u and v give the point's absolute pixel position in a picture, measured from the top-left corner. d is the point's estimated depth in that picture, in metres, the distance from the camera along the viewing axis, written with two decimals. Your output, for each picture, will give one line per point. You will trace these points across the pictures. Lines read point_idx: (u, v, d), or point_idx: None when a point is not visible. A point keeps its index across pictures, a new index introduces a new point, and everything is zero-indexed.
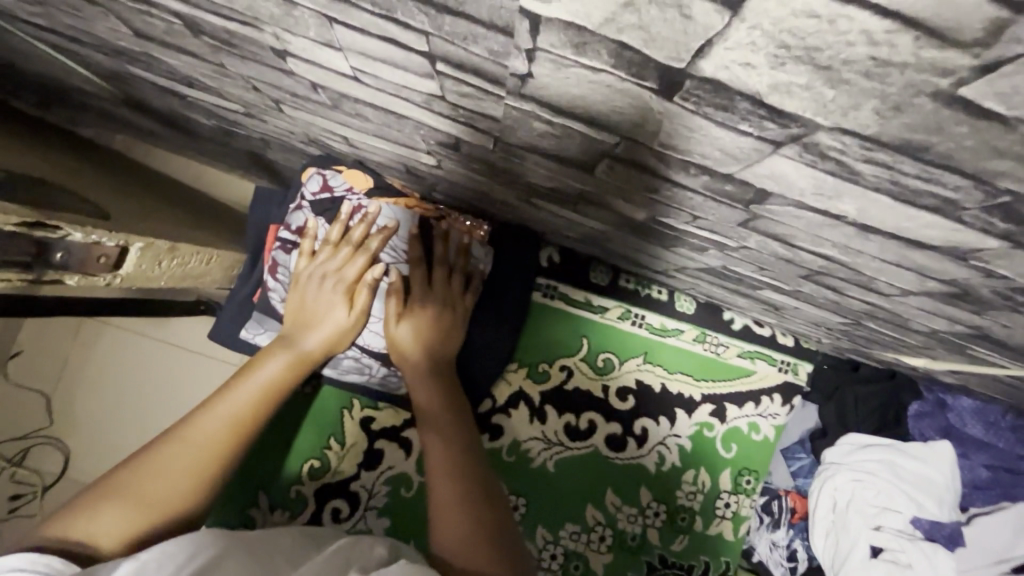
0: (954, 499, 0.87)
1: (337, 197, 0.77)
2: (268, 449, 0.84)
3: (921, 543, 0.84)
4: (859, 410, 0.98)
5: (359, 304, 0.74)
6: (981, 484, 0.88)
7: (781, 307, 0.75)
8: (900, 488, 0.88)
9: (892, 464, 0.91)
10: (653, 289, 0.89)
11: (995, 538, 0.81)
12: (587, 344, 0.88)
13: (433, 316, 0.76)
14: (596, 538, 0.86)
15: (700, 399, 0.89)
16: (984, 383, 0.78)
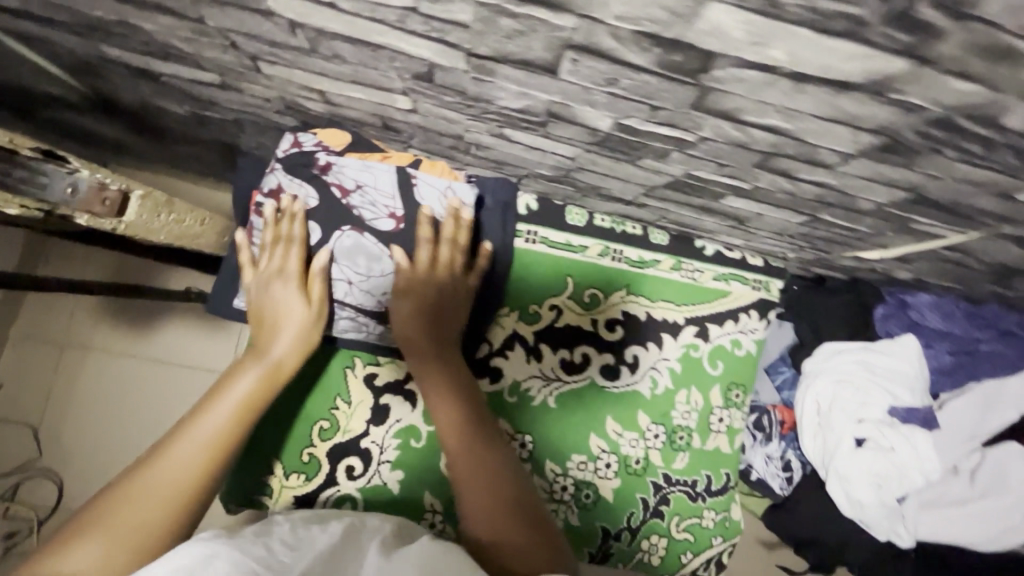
0: (924, 386, 0.94)
1: (308, 152, 0.80)
2: (273, 418, 0.85)
3: (903, 429, 0.91)
4: (830, 322, 1.04)
5: (315, 295, 0.77)
6: (946, 369, 0.96)
7: (745, 217, 0.82)
8: (877, 382, 0.94)
9: (867, 362, 0.97)
10: (628, 225, 0.93)
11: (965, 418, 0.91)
12: (572, 282, 0.91)
13: (417, 296, 0.79)
14: (602, 465, 0.90)
15: (684, 323, 0.94)
16: (935, 270, 0.85)
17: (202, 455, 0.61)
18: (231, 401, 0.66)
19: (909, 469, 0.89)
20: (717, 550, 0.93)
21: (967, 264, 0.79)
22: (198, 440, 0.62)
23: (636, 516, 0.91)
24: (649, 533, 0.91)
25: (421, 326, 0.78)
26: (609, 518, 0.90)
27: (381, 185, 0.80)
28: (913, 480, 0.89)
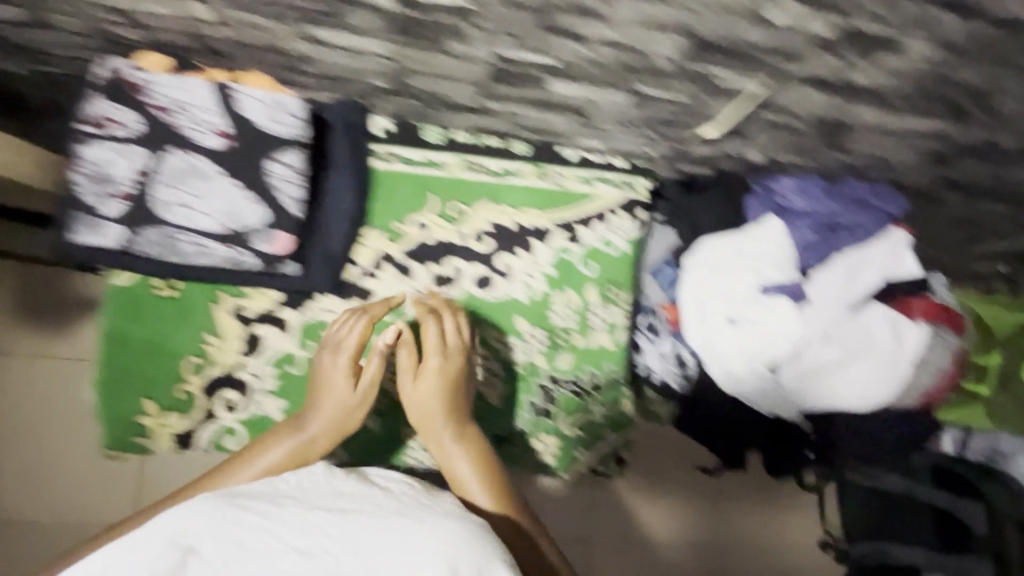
0: (790, 262, 0.98)
1: (118, 76, 0.72)
2: (141, 359, 0.84)
3: (770, 302, 0.95)
4: (710, 220, 1.06)
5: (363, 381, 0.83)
6: (809, 244, 0.98)
7: (582, 108, 0.84)
8: (745, 264, 0.98)
9: (736, 247, 1.00)
10: (486, 138, 0.94)
11: (835, 284, 0.98)
12: (437, 198, 0.93)
13: (437, 365, 0.85)
14: (485, 371, 0.94)
15: (552, 228, 0.96)
16: (776, 143, 0.88)
17: None
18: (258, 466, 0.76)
19: (780, 342, 0.94)
20: (607, 443, 0.97)
21: (792, 127, 0.82)
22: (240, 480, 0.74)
23: (525, 418, 0.94)
24: (539, 433, 0.95)
25: (438, 398, 0.84)
26: (498, 423, 0.93)
27: (201, 101, 0.73)
28: (779, 347, 0.94)
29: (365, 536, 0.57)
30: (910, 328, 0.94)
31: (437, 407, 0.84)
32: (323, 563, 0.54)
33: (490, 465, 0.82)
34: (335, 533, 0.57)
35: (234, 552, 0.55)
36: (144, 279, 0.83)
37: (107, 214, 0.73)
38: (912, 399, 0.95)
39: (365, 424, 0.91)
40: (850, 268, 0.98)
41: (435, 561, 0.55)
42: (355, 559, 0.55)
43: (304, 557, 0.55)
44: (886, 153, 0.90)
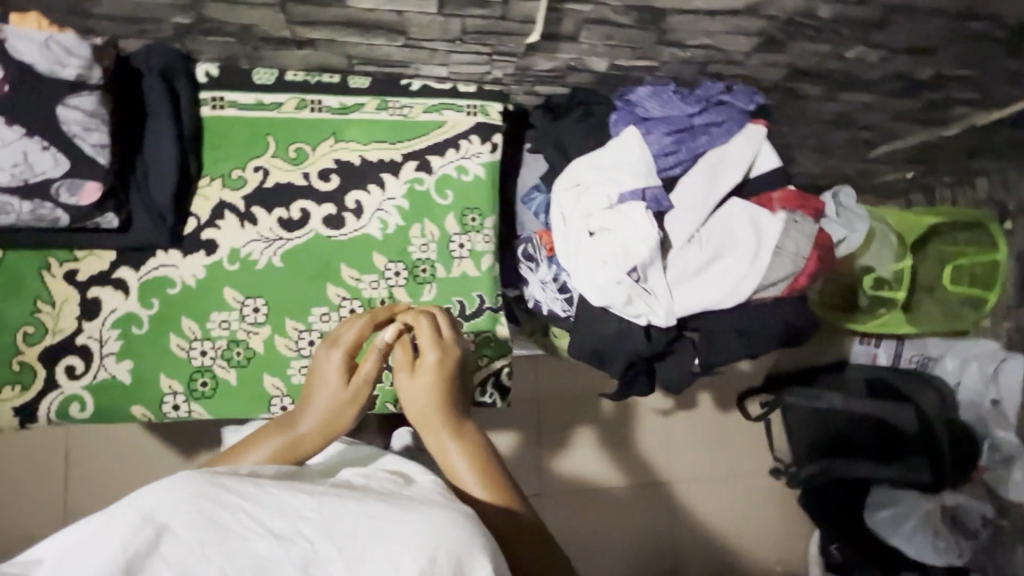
0: (650, 168, 0.97)
1: None
2: None
3: (628, 209, 0.93)
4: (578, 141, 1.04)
5: (356, 380, 0.78)
6: (667, 150, 0.98)
7: (400, 25, 0.83)
8: (604, 176, 0.97)
9: (596, 161, 0.99)
10: (323, 75, 0.92)
11: (697, 186, 0.97)
12: (274, 140, 0.90)
13: (436, 357, 0.79)
14: (345, 313, 0.90)
15: (402, 159, 0.93)
16: (606, 42, 0.87)
17: None
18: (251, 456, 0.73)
19: (636, 246, 0.91)
20: (483, 373, 0.96)
21: (610, 20, 0.82)
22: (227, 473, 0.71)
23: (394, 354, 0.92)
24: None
25: (433, 391, 0.77)
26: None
27: None
28: (638, 251, 0.91)
29: (337, 518, 0.50)
30: (767, 217, 0.93)
31: (436, 403, 0.76)
32: (298, 550, 0.47)
33: (488, 464, 0.72)
34: (314, 517, 0.49)
35: (213, 535, 0.46)
36: None
37: None
38: (775, 288, 0.93)
39: (219, 379, 0.86)
40: (710, 169, 0.97)
41: (409, 560, 0.47)
42: (331, 547, 0.47)
43: (280, 542, 0.47)
44: (719, 44, 0.89)
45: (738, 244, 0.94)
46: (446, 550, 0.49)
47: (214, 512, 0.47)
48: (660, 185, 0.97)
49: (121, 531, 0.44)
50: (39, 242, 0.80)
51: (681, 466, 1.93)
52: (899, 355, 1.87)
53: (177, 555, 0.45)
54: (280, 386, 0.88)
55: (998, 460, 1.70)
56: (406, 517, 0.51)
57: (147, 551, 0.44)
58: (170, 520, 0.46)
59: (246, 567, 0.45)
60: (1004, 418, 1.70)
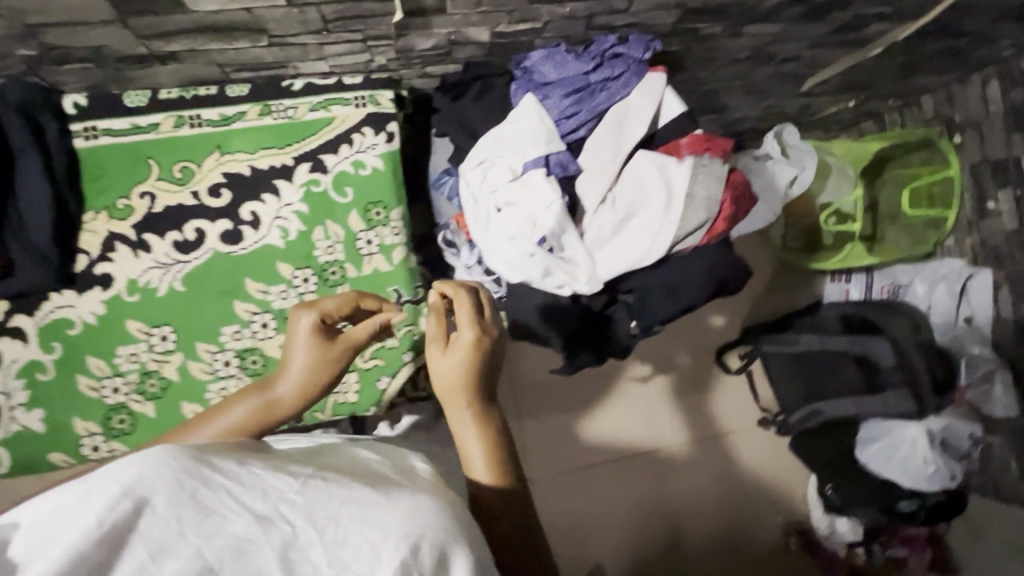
0: (550, 132, 0.93)
1: None
2: None
3: (526, 178, 0.91)
4: (481, 117, 1.01)
5: (340, 348, 0.75)
6: (567, 112, 0.95)
7: (260, 25, 0.79)
8: (505, 148, 0.94)
9: (496, 134, 0.96)
10: (199, 88, 0.89)
11: (603, 144, 0.94)
12: (156, 162, 0.87)
13: (472, 331, 0.74)
14: (258, 327, 0.87)
15: (294, 162, 0.91)
16: (477, 10, 0.83)
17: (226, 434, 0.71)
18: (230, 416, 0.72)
19: (543, 217, 0.89)
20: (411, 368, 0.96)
21: None
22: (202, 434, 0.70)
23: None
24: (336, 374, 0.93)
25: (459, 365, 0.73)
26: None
27: None
28: (544, 219, 0.89)
29: (322, 502, 0.44)
30: (675, 164, 0.90)
31: (463, 383, 0.72)
32: (278, 534, 0.41)
33: (499, 454, 0.69)
34: (297, 497, 0.43)
35: (193, 515, 0.40)
36: None
37: None
38: (694, 236, 0.90)
39: (136, 414, 0.84)
40: (614, 124, 0.95)
41: (391, 545, 0.44)
42: (311, 531, 0.42)
43: (261, 525, 0.41)
44: None
45: (650, 198, 0.91)
46: (430, 537, 0.46)
47: (198, 491, 0.41)
48: (567, 149, 0.94)
49: (97, 502, 0.38)
50: None
51: (672, 431, 1.90)
52: (871, 288, 1.83)
53: (156, 534, 0.39)
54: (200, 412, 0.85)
55: (979, 377, 1.64)
56: (393, 503, 0.46)
57: (123, 529, 0.38)
58: (150, 494, 0.39)
59: (224, 548, 0.40)
60: (979, 334, 1.66)
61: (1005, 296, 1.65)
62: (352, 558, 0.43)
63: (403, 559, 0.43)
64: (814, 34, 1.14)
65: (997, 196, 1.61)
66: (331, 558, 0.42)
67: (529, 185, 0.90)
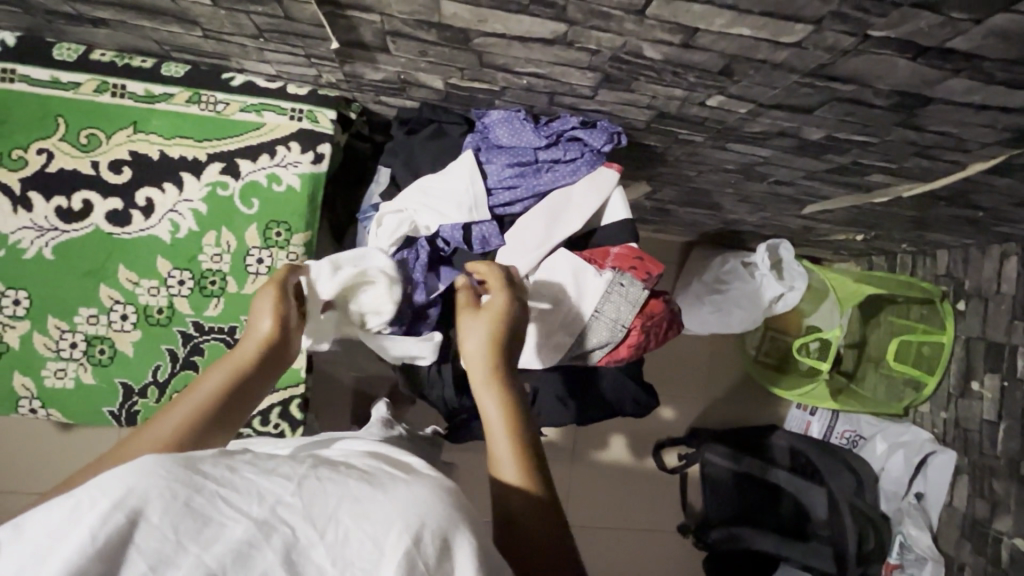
0: (477, 202, 0.87)
1: None
2: None
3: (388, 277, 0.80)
4: (423, 159, 0.92)
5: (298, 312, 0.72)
6: (507, 182, 0.88)
7: (189, 16, 0.74)
8: (429, 206, 0.88)
9: (426, 186, 0.89)
10: (134, 58, 0.84)
11: (534, 227, 0.87)
12: (65, 124, 0.83)
13: (500, 299, 0.74)
14: (116, 318, 0.85)
15: (207, 160, 0.86)
16: (423, 58, 0.77)
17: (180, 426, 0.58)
18: (193, 398, 0.60)
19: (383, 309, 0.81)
20: (271, 401, 0.93)
21: (414, 35, 0.71)
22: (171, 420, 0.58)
23: (163, 370, 0.86)
24: (182, 388, 0.87)
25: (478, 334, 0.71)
26: (131, 374, 0.86)
27: None
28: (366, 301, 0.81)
29: (319, 501, 0.44)
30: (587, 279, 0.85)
31: (485, 352, 0.70)
32: (280, 536, 0.42)
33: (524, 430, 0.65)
34: (294, 500, 0.44)
35: (191, 524, 0.41)
36: None
37: None
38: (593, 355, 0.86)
39: None
40: (550, 210, 0.88)
41: (399, 536, 0.43)
42: (311, 531, 0.43)
43: (259, 529, 0.42)
44: (555, 74, 0.77)
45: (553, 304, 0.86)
46: (431, 526, 0.45)
47: (191, 499, 0.42)
48: (492, 221, 0.89)
49: (90, 517, 0.40)
50: None
51: (597, 513, 1.74)
52: (831, 429, 1.73)
53: (153, 544, 0.40)
54: (30, 387, 0.85)
55: (910, 558, 1.55)
56: (389, 495, 0.46)
57: (122, 540, 0.40)
58: (145, 504, 0.41)
59: (226, 553, 0.40)
60: (923, 516, 1.55)
61: (964, 488, 1.49)
62: (356, 555, 0.42)
63: (406, 549, 0.43)
64: (810, 168, 1.05)
65: (982, 378, 1.46)
66: (334, 557, 0.42)
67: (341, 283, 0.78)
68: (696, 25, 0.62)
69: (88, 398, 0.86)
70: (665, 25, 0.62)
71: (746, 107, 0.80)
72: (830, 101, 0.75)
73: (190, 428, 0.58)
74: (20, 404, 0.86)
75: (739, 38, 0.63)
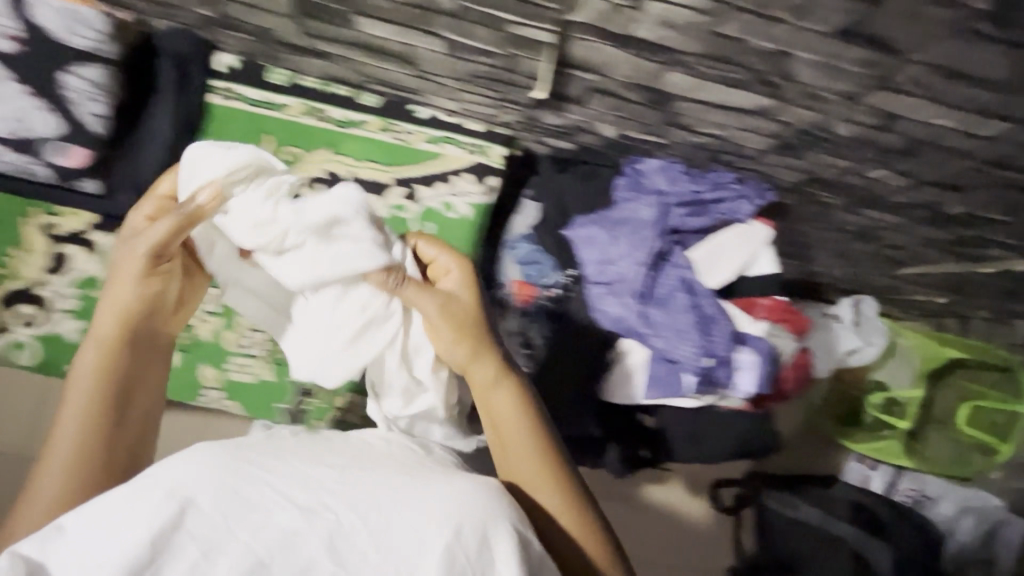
0: (667, 235, 0.92)
1: None
2: None
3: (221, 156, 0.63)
4: (577, 197, 0.97)
5: (136, 271, 0.65)
6: (687, 222, 0.93)
7: (411, 58, 0.82)
8: (621, 236, 0.91)
9: (618, 220, 0.93)
10: (336, 86, 0.92)
11: (703, 265, 0.93)
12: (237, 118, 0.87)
13: (462, 281, 0.69)
14: None
15: (392, 183, 0.95)
16: (613, 113, 0.84)
17: (75, 461, 0.59)
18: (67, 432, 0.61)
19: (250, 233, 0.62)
20: None
21: (621, 96, 0.79)
22: (65, 455, 0.60)
23: None
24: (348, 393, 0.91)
25: (448, 323, 0.65)
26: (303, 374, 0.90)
27: None
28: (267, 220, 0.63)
29: (362, 494, 0.48)
30: (724, 325, 0.88)
31: (469, 339, 0.65)
32: (324, 524, 0.45)
33: (528, 391, 0.67)
34: (336, 492, 0.47)
35: (237, 509, 0.45)
36: None
37: None
38: (708, 400, 0.91)
39: None
40: (713, 251, 0.94)
41: (436, 529, 0.46)
42: (353, 517, 0.46)
43: (304, 517, 0.45)
44: (733, 135, 0.84)
45: (690, 341, 0.87)
46: (471, 521, 0.48)
47: (236, 487, 0.46)
48: (678, 251, 0.93)
49: (145, 508, 0.43)
50: (27, 194, 0.82)
51: None
52: (894, 485, 1.61)
53: (204, 529, 0.43)
54: (214, 377, 0.90)
55: None
56: (432, 495, 0.49)
57: (172, 528, 0.43)
58: (195, 493, 0.45)
59: (269, 540, 0.44)
60: None
61: None
62: (396, 543, 0.45)
63: (448, 541, 0.46)
64: (930, 235, 1.10)
65: None
66: (377, 541, 0.45)
67: (186, 183, 0.64)
68: (902, 115, 0.69)
69: (266, 394, 0.91)
70: (872, 110, 0.69)
71: (902, 181, 0.87)
72: (988, 184, 0.82)
73: (76, 471, 0.59)
74: (203, 394, 0.90)
75: (934, 126, 0.70)
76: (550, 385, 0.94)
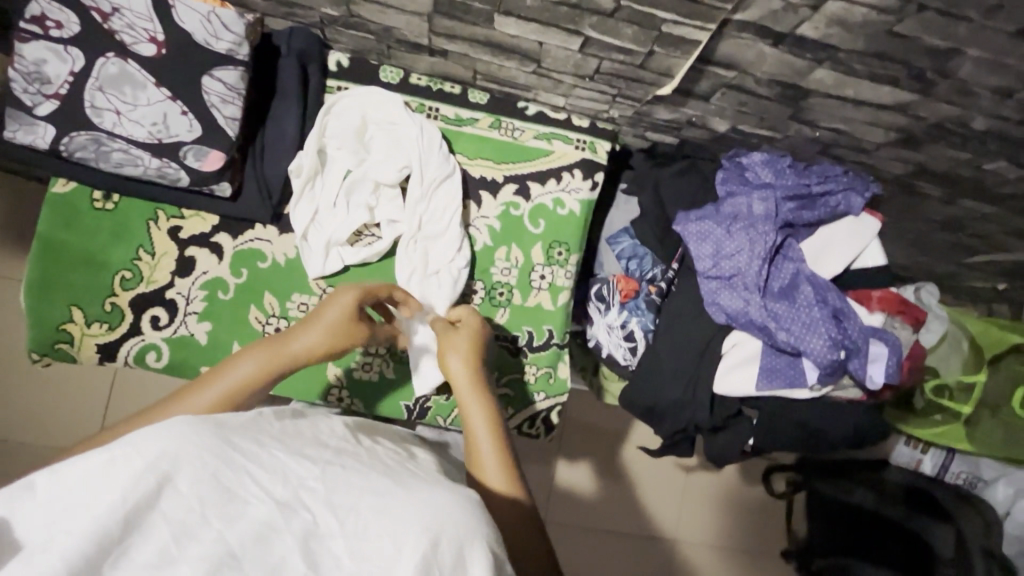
0: (783, 229, 0.91)
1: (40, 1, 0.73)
2: (81, 259, 0.83)
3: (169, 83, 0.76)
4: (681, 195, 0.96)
5: (340, 329, 0.72)
6: (799, 214, 0.92)
7: (537, 56, 0.82)
8: (737, 231, 0.91)
9: (735, 214, 0.92)
10: (446, 84, 0.92)
11: (817, 256, 0.94)
12: (344, 92, 0.88)
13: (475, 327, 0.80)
14: None
15: (503, 180, 0.93)
16: (736, 108, 0.85)
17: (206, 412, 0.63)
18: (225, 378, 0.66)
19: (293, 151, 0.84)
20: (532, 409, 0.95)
21: (753, 90, 0.80)
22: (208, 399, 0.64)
23: None
24: None
25: (461, 355, 0.75)
26: None
27: (133, 5, 0.73)
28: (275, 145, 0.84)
29: (340, 489, 0.46)
30: (854, 318, 0.89)
31: (477, 374, 0.74)
32: (301, 523, 0.43)
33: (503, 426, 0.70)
34: (317, 487, 0.46)
35: (216, 498, 0.42)
36: (83, 188, 0.83)
37: (41, 114, 0.75)
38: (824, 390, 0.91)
39: None
40: (826, 242, 0.94)
41: (412, 536, 0.44)
42: (333, 522, 0.44)
43: (280, 510, 0.43)
44: (855, 130, 0.86)
45: (819, 334, 0.87)
46: (449, 535, 0.45)
47: (220, 470, 0.43)
48: (795, 245, 0.92)
49: (125, 475, 0.40)
50: (157, 196, 0.84)
51: None
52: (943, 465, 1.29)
53: (178, 511, 0.40)
54: (340, 377, 0.90)
55: None
56: (409, 497, 0.47)
57: (149, 504, 0.40)
58: (175, 471, 0.42)
59: (246, 532, 0.41)
60: None
61: None
62: (372, 550, 0.43)
63: (424, 556, 0.43)
64: None
65: None
66: (352, 549, 0.43)
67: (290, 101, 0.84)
68: None
69: (389, 392, 0.91)
70: None
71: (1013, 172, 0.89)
72: None
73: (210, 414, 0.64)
74: (329, 393, 0.91)
75: None
76: (661, 375, 0.94)
